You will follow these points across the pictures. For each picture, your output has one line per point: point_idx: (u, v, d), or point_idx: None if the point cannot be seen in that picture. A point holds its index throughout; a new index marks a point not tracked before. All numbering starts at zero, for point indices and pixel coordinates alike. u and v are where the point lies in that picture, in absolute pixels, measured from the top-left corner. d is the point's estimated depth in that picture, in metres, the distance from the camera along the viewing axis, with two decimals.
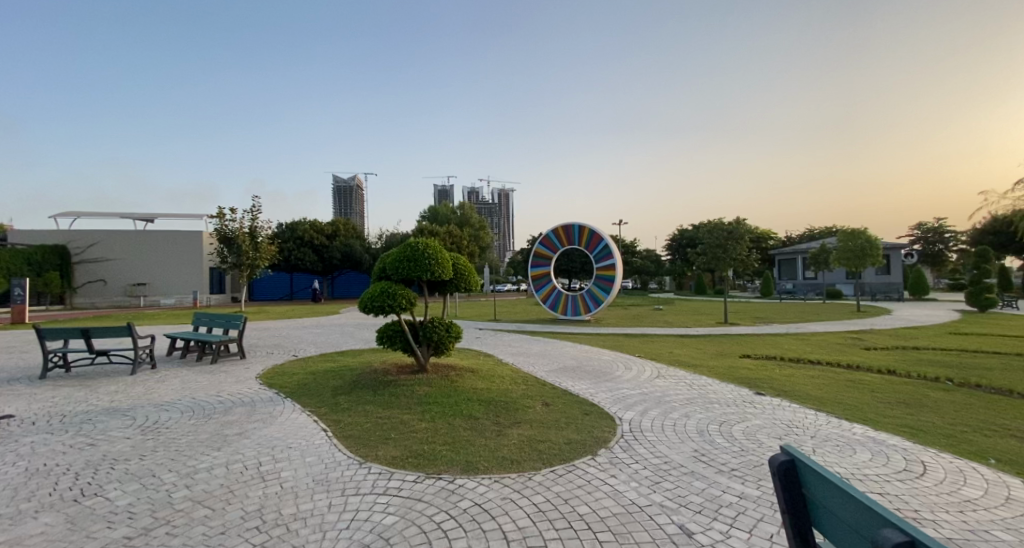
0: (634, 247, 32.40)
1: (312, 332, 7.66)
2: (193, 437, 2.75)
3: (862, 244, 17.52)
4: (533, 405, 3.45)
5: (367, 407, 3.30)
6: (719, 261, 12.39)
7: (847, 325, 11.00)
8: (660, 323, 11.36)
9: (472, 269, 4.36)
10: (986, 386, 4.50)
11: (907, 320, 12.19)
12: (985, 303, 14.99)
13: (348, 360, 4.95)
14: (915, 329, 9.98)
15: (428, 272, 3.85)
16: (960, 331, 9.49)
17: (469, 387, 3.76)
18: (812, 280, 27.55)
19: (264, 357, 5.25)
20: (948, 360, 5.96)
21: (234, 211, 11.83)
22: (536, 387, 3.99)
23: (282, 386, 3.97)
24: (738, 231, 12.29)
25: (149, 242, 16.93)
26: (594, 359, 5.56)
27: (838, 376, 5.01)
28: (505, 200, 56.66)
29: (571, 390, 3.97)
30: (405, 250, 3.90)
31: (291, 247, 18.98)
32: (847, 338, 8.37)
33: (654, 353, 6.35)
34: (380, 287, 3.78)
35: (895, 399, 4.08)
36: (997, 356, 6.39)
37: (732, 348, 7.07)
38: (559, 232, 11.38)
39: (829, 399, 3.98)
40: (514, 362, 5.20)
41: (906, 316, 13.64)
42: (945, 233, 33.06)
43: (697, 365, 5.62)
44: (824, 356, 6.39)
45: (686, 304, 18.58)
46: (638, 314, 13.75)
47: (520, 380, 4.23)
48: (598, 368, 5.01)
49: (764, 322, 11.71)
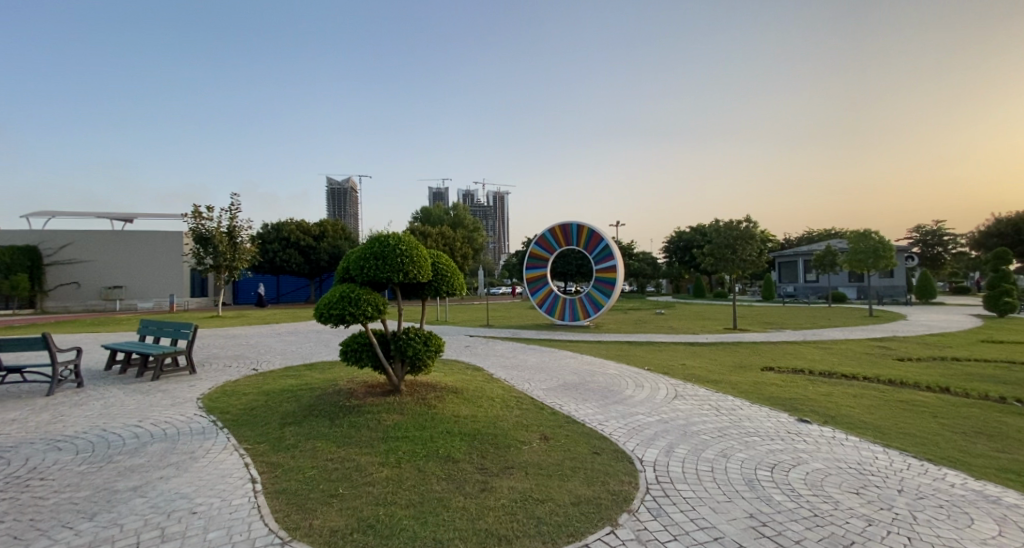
0: (632, 250, 31.80)
1: (284, 340, 6.89)
2: (67, 493, 1.98)
3: (874, 245, 16.85)
4: (529, 440, 2.74)
5: (317, 444, 2.56)
6: (728, 263, 11.70)
7: (865, 332, 10.34)
8: (665, 329, 10.65)
9: (456, 269, 3.67)
10: None
11: (925, 327, 11.55)
12: (1005, 308, 14.44)
13: (313, 377, 4.20)
14: (942, 337, 9.30)
15: (400, 272, 3.15)
16: (987, 339, 8.87)
17: (450, 414, 3.04)
18: (814, 284, 26.95)
19: (219, 372, 4.48)
20: (1001, 379, 5.27)
21: (210, 209, 11.09)
22: (533, 413, 3.27)
23: (223, 410, 3.21)
24: (749, 231, 11.62)
25: (126, 243, 16.19)
26: (600, 373, 4.83)
27: (885, 400, 4.30)
28: (500, 203, 56.09)
29: (575, 417, 3.26)
30: (373, 246, 3.20)
31: (276, 248, 18.30)
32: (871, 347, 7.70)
33: (667, 366, 5.62)
34: (340, 291, 3.07)
35: (970, 434, 3.38)
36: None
37: (751, 359, 6.36)
38: (556, 231, 10.69)
39: (890, 432, 3.27)
40: (507, 378, 4.46)
41: (921, 322, 13.00)
42: (943, 236, 32.61)
43: (719, 382, 4.89)
44: (856, 369, 5.71)
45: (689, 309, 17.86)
46: (640, 319, 12.99)
47: (512, 402, 3.50)
48: (605, 386, 4.28)
49: (776, 329, 11.01)
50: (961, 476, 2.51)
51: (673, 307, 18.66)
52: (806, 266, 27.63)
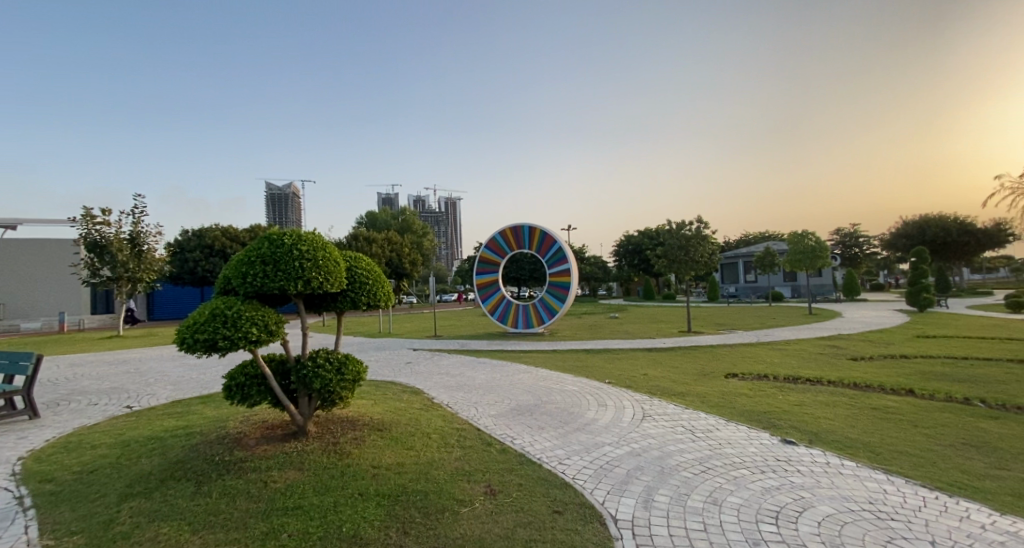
0: (584, 253, 31.85)
1: (188, 363, 5.86)
2: None
3: (810, 245, 17.45)
4: (469, 494, 2.09)
5: (161, 531, 1.79)
6: (681, 265, 11.54)
7: (811, 330, 10.46)
8: (619, 334, 10.28)
9: (382, 274, 2.99)
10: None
11: (864, 324, 11.90)
12: (924, 302, 15.19)
13: (202, 415, 3.33)
14: (882, 333, 9.49)
15: (300, 279, 2.42)
16: (924, 334, 9.10)
17: (368, 466, 2.32)
18: (754, 284, 27.98)
19: (77, 413, 3.52)
20: (958, 378, 5.15)
21: (106, 213, 9.70)
22: (479, 452, 2.61)
23: (49, 475, 2.33)
24: (700, 233, 11.52)
25: (12, 255, 14.26)
26: (556, 391, 4.25)
27: (860, 409, 3.97)
28: (453, 208, 55.30)
29: (530, 454, 2.64)
30: (260, 246, 2.45)
31: (198, 258, 16.64)
32: (823, 346, 7.63)
33: (627, 377, 5.15)
34: (212, 307, 2.30)
35: (961, 447, 3.06)
36: (993, 368, 5.72)
37: (712, 364, 6.02)
38: (507, 234, 10.11)
39: (885, 456, 2.86)
40: (449, 403, 3.78)
41: (859, 319, 13.45)
42: (859, 237, 34.78)
43: (684, 393, 4.45)
44: (818, 371, 5.47)
45: (641, 311, 17.82)
46: (594, 323, 12.67)
47: (453, 438, 2.84)
48: (563, 407, 3.69)
49: (729, 329, 10.96)
50: (987, 514, 2.14)
51: (626, 310, 18.62)
52: (746, 267, 28.70)
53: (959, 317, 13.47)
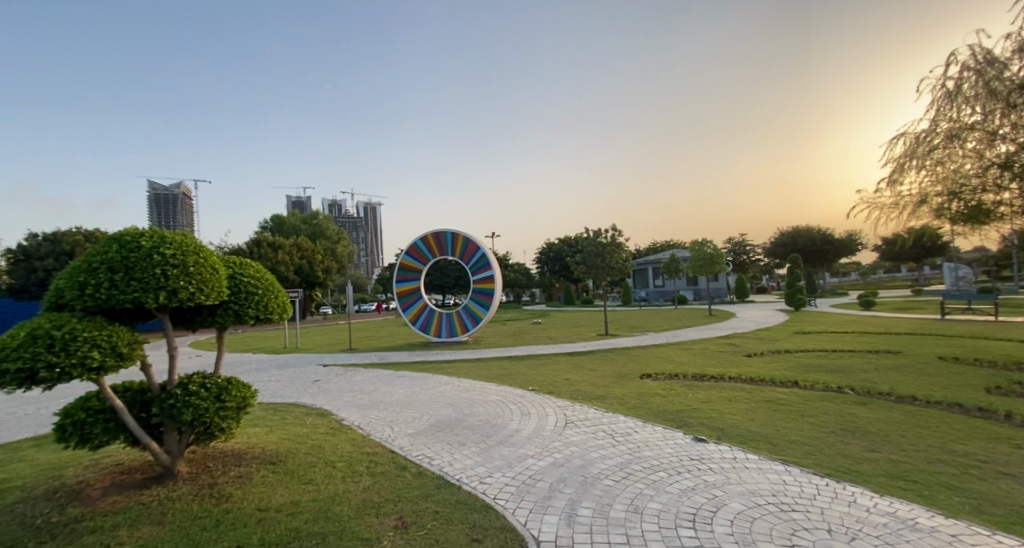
0: (507, 260, 32.11)
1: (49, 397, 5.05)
2: None
3: (709, 253, 18.90)
4: (371, 530, 1.92)
5: None
6: (598, 271, 11.92)
7: (714, 330, 11.24)
8: (541, 341, 10.37)
9: (273, 282, 2.73)
10: (904, 408, 4.05)
11: (759, 323, 12.99)
12: (798, 302, 16.93)
13: (55, 460, 2.83)
14: (773, 331, 10.40)
15: (160, 290, 2.13)
16: (808, 330, 10.09)
17: (254, 509, 2.07)
18: (662, 288, 29.76)
19: None
20: (837, 369, 5.71)
21: None
22: (391, 478, 2.43)
23: None
24: (616, 240, 11.97)
25: None
26: (474, 403, 4.13)
27: (758, 402, 4.25)
28: (373, 213, 53.73)
29: (446, 476, 2.49)
30: (108, 252, 2.13)
31: (52, 266, 14.88)
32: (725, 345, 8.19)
33: (547, 383, 5.15)
34: (39, 327, 1.95)
35: (842, 433, 3.35)
36: (862, 360, 6.43)
37: (628, 366, 6.21)
38: (429, 240, 9.86)
39: (782, 447, 3.05)
40: (359, 424, 3.54)
41: (755, 318, 14.68)
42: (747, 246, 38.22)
43: (601, 397, 4.51)
44: (721, 368, 5.82)
45: (562, 316, 18.21)
46: (517, 329, 12.73)
47: (360, 464, 2.63)
48: (482, 420, 3.58)
49: (643, 332, 11.48)
50: (867, 496, 2.32)
51: (548, 315, 18.95)
52: (656, 272, 30.44)
53: (835, 314, 15.15)
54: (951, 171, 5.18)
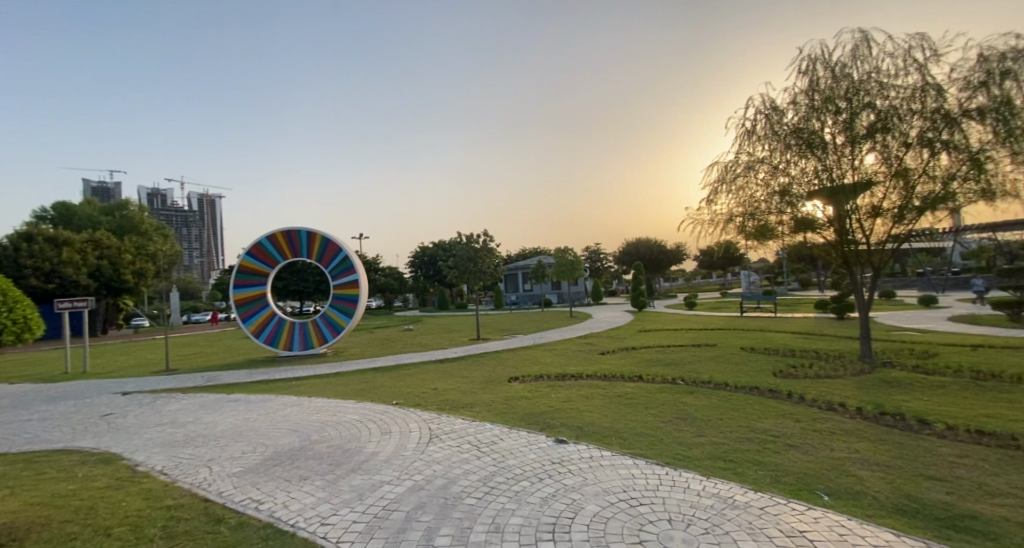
0: (379, 263, 30.64)
1: None
2: None
3: (571, 260, 20.06)
4: None
5: None
6: (470, 276, 11.87)
7: (576, 329, 11.97)
8: (412, 346, 10.11)
9: None
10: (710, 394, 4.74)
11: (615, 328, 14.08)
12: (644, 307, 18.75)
13: None
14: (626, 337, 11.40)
15: None
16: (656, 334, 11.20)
17: None
18: (530, 291, 31.02)
19: None
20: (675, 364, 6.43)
21: None
22: (204, 539, 2.16)
23: None
24: (486, 245, 11.98)
25: None
26: (329, 424, 3.87)
27: (612, 401, 4.96)
28: (210, 208, 48.97)
29: (278, 525, 2.26)
30: None
31: None
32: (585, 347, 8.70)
33: (415, 390, 4.98)
34: None
35: (673, 421, 4.25)
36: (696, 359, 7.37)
37: (498, 369, 6.28)
38: (276, 238, 8.91)
39: (630, 444, 3.84)
40: (165, 474, 3.12)
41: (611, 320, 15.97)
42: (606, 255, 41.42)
43: (470, 403, 4.52)
44: (580, 366, 6.21)
45: (434, 321, 17.89)
46: (385, 337, 12.21)
47: (180, 517, 2.43)
48: (339, 441, 3.38)
49: (511, 333, 11.78)
50: (697, 482, 3.24)
51: (420, 321, 18.47)
52: (525, 276, 31.63)
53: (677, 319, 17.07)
54: (748, 194, 9.52)
